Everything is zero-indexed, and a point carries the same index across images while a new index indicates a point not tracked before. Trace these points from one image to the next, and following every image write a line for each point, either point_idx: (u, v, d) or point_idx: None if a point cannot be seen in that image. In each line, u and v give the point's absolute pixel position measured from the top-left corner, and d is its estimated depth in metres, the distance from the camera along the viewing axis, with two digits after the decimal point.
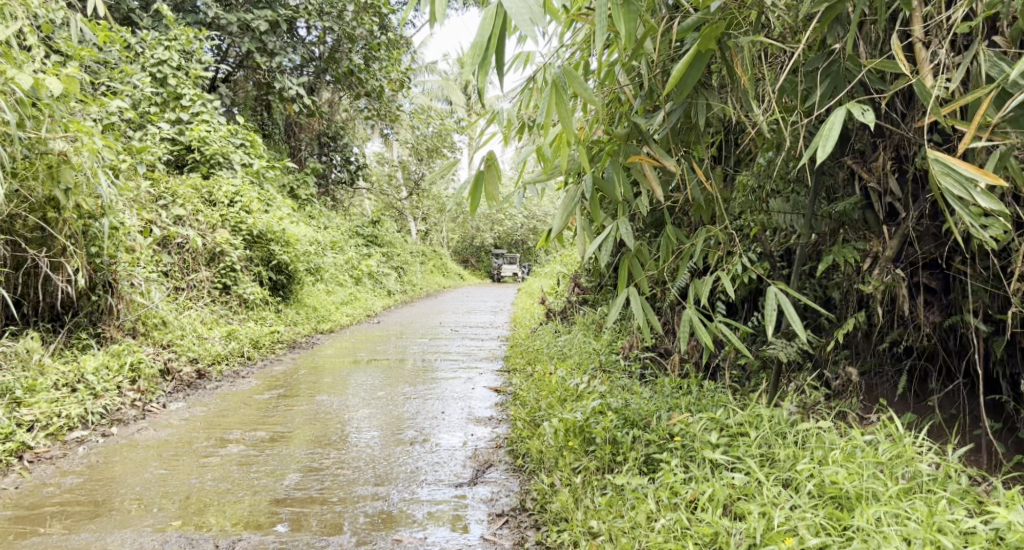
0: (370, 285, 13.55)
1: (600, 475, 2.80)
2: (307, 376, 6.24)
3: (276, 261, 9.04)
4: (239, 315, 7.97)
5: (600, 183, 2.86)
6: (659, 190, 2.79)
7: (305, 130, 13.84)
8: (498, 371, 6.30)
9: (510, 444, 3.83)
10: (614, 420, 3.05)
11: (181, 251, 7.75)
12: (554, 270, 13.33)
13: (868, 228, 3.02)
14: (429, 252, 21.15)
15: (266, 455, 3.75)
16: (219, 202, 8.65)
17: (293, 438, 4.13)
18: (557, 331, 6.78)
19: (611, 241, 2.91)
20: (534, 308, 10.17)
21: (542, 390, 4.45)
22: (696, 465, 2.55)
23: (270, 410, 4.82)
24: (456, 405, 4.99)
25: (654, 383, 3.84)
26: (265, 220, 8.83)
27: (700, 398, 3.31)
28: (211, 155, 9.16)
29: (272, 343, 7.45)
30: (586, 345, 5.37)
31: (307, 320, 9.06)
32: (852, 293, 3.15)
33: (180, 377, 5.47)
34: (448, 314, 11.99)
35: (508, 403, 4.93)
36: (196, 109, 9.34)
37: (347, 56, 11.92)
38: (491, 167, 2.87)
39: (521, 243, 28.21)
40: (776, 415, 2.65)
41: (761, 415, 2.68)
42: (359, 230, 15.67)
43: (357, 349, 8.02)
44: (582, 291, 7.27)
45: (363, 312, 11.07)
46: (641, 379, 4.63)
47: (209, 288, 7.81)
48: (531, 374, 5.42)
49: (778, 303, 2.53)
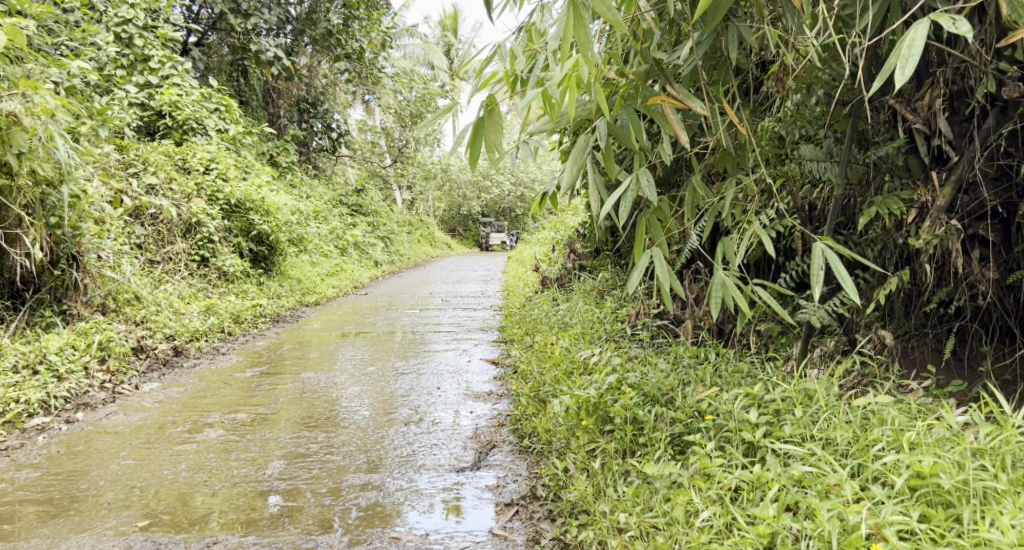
0: (356, 255, 13.15)
1: (621, 458, 2.51)
2: (292, 351, 5.91)
3: (256, 231, 8.58)
4: (219, 288, 7.57)
5: (615, 131, 2.55)
6: (683, 136, 2.47)
7: (284, 96, 13.31)
8: (494, 342, 5.99)
9: (514, 423, 3.53)
10: (633, 397, 2.74)
11: (155, 222, 7.38)
12: (545, 236, 13.00)
13: (912, 176, 2.74)
14: (415, 222, 20.74)
15: (247, 440, 3.42)
16: (193, 170, 8.24)
17: (277, 420, 3.80)
18: (554, 299, 6.46)
19: (629, 195, 2.55)
20: (526, 275, 9.86)
21: (545, 362, 4.15)
22: (733, 448, 2.25)
23: (252, 389, 4.49)
24: (451, 380, 4.68)
25: (668, 353, 3.54)
26: (243, 188, 8.42)
27: (725, 370, 3.00)
28: (183, 121, 8.69)
29: (254, 317, 7.09)
30: (588, 312, 5.07)
31: (291, 293, 8.69)
32: (893, 248, 2.85)
33: (155, 355, 5.10)
34: (437, 284, 11.66)
35: (507, 377, 4.64)
36: (166, 72, 8.85)
37: (325, 17, 11.41)
38: (491, 115, 2.50)
39: (508, 211, 27.77)
40: (821, 387, 2.36)
41: (805, 388, 2.39)
42: (342, 200, 15.20)
43: (344, 322, 7.67)
44: (578, 256, 6.95)
45: (350, 283, 10.72)
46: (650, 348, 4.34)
47: (186, 261, 7.42)
48: (530, 345, 5.11)
49: (826, 262, 2.20)
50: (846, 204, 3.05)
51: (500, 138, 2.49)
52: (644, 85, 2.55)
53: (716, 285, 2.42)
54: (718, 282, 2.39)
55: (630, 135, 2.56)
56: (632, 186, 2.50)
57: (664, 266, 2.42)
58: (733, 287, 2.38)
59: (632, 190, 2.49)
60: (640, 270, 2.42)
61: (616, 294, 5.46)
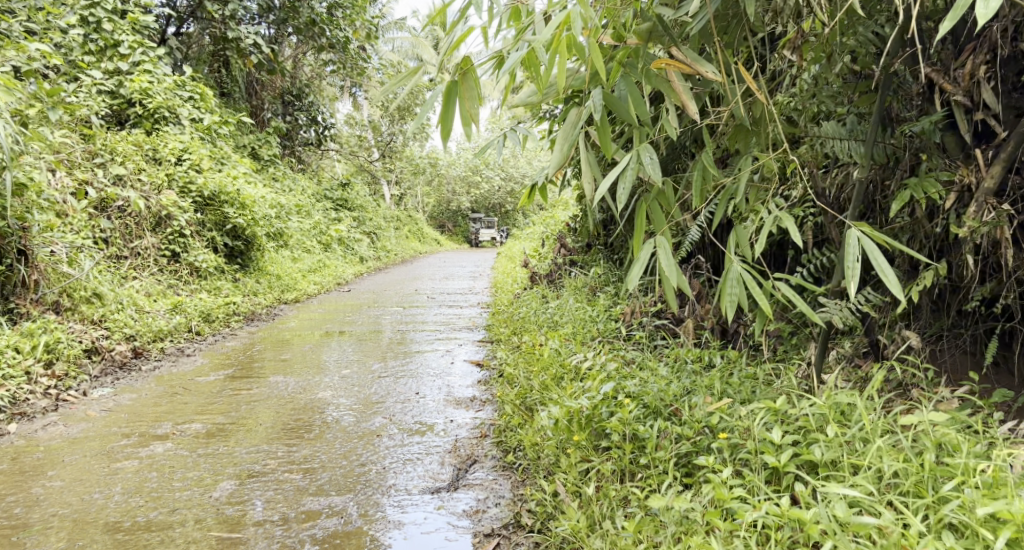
0: (340, 252, 12.73)
1: (618, 483, 2.17)
2: (263, 352, 5.52)
3: (231, 225, 8.16)
4: (190, 285, 7.17)
5: (611, 102, 2.21)
6: (692, 107, 2.13)
7: (268, 88, 12.91)
8: (479, 342, 5.62)
9: (498, 434, 3.17)
10: (633, 410, 2.38)
11: (122, 215, 6.99)
12: (535, 232, 12.64)
13: (950, 156, 2.40)
14: (403, 218, 20.33)
15: (197, 456, 3.04)
16: (165, 160, 7.84)
17: (236, 432, 3.42)
18: (544, 296, 6.10)
19: (628, 174, 2.17)
20: (515, 272, 9.49)
21: (533, 365, 3.79)
22: (753, 474, 1.90)
23: (213, 395, 4.10)
24: (432, 384, 4.32)
25: (670, 356, 3.19)
26: (217, 179, 8.02)
27: (736, 378, 2.64)
28: (155, 109, 8.28)
29: (226, 316, 6.70)
30: (581, 310, 4.71)
31: (269, 290, 8.29)
32: (926, 238, 2.52)
33: (111, 357, 4.71)
34: (424, 280, 11.27)
35: (491, 381, 4.28)
36: (137, 58, 8.42)
37: (308, 5, 11.00)
38: (466, 78, 2.16)
39: (498, 207, 27.36)
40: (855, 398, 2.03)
41: (835, 402, 2.05)
42: (327, 194, 14.77)
43: (323, 321, 7.29)
44: (569, 251, 6.62)
45: (332, 280, 10.32)
46: (648, 349, 3.99)
47: (155, 256, 7.02)
48: (518, 345, 4.75)
49: (864, 251, 1.85)
50: (871, 190, 2.72)
51: (477, 107, 2.15)
52: (644, 47, 2.21)
53: (730, 279, 2.05)
54: (732, 274, 2.02)
55: (628, 106, 2.22)
56: (631, 165, 2.13)
57: (671, 256, 2.05)
58: (752, 282, 2.00)
59: (631, 168, 2.12)
60: (642, 262, 2.05)
61: (610, 290, 5.10)
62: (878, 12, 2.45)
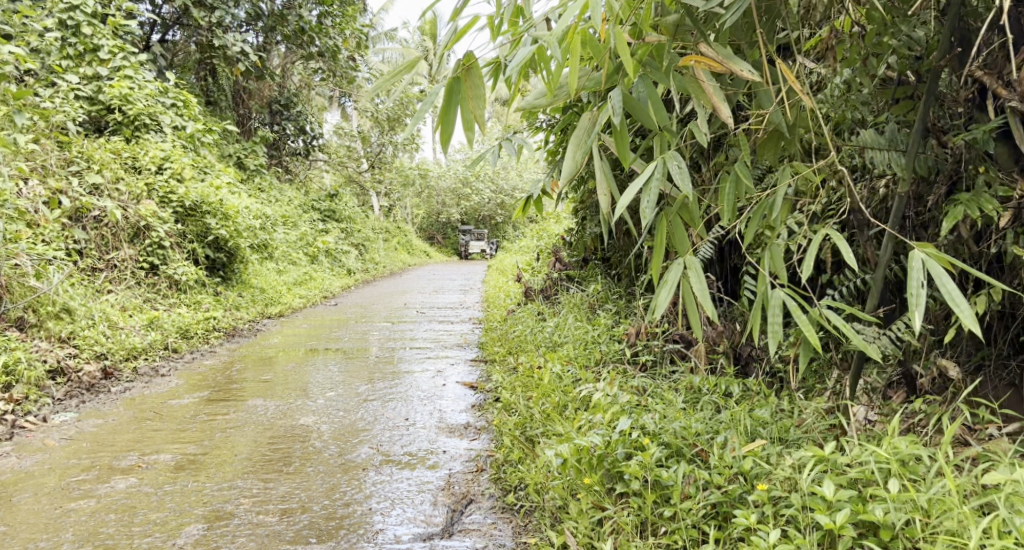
0: (327, 264, 12.41)
1: (639, 538, 1.92)
2: (244, 372, 5.21)
3: (213, 236, 7.85)
4: (169, 299, 6.84)
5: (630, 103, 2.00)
6: (724, 110, 1.88)
7: (255, 97, 12.64)
8: (472, 362, 5.35)
9: (496, 468, 2.91)
10: (653, 452, 2.13)
11: (98, 225, 6.70)
12: (527, 245, 12.37)
13: (1004, 169, 2.17)
14: (392, 230, 20.01)
15: (162, 493, 2.75)
16: (144, 169, 7.54)
17: (207, 464, 3.13)
18: (540, 313, 5.83)
19: (652, 184, 1.90)
20: (507, 286, 9.22)
21: (533, 391, 3.53)
22: (801, 535, 1.69)
23: (184, 422, 3.79)
24: (422, 409, 4.04)
25: (684, 385, 2.94)
26: (199, 189, 7.72)
27: (763, 414, 2.40)
28: (135, 116, 7.98)
29: (206, 332, 6.39)
30: (581, 329, 4.46)
31: (252, 304, 7.99)
32: (975, 259, 2.28)
33: (77, 378, 4.40)
34: (414, 294, 10.97)
35: (486, 405, 4.00)
36: (117, 63, 8.11)
37: (297, 12, 10.74)
38: (469, 76, 1.89)
39: (488, 219, 27.06)
40: (921, 444, 1.80)
41: (895, 448, 1.82)
42: (315, 205, 14.46)
43: (307, 336, 6.98)
44: (565, 266, 6.37)
45: (319, 293, 10.00)
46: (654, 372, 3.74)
47: (132, 269, 6.70)
48: (514, 367, 4.49)
49: (929, 276, 1.60)
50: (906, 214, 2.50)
51: (481, 110, 1.87)
52: (671, 44, 1.96)
53: (770, 305, 1.78)
54: (774, 300, 1.76)
55: (648, 108, 2.02)
56: (655, 175, 1.88)
57: (703, 279, 1.79)
58: (796, 308, 1.74)
59: (656, 179, 1.87)
60: (671, 285, 1.78)
61: (611, 309, 4.85)
62: (921, 10, 2.23)
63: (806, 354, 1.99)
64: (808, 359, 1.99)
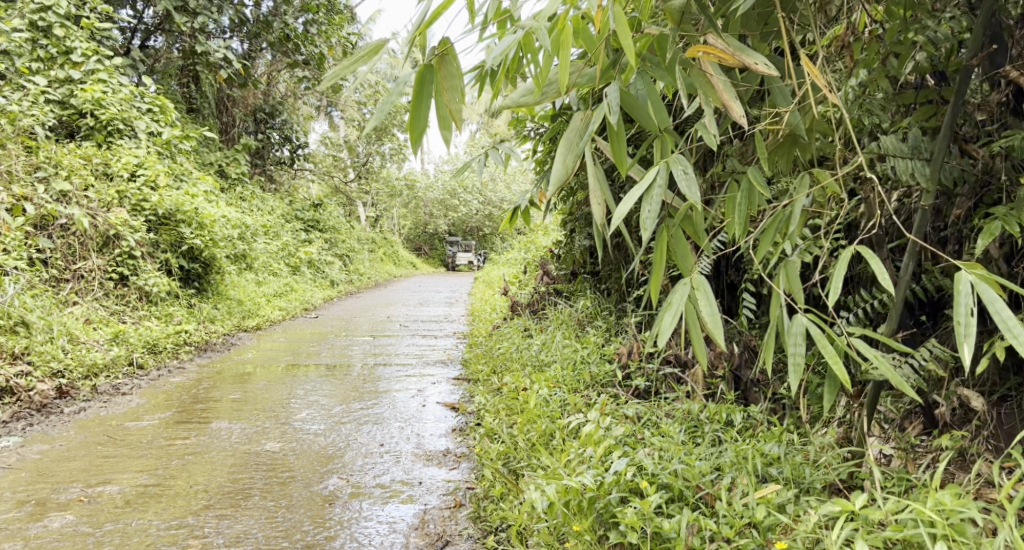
0: (309, 274, 12.10)
1: None
2: (212, 390, 4.92)
3: (187, 245, 7.54)
4: (139, 311, 6.53)
5: (629, 102, 1.79)
6: (737, 109, 1.64)
7: (239, 105, 12.37)
8: (455, 380, 5.10)
9: (477, 505, 2.66)
10: (651, 497, 1.91)
11: (65, 234, 6.39)
12: (515, 257, 12.12)
13: None
14: (378, 240, 19.70)
15: (102, 535, 2.49)
16: (116, 176, 7.23)
17: (157, 498, 2.86)
18: (526, 329, 5.59)
19: (653, 190, 1.65)
20: (494, 299, 8.97)
21: (517, 417, 3.28)
22: None
23: (140, 446, 3.51)
24: (399, 432, 3.79)
25: (681, 414, 2.72)
26: (174, 196, 7.42)
27: (768, 453, 2.18)
28: (108, 121, 7.68)
29: (176, 346, 6.09)
30: (570, 347, 4.23)
31: (227, 317, 7.70)
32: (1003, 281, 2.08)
33: (28, 399, 4.11)
34: (398, 306, 10.68)
35: (467, 429, 3.75)
36: (91, 66, 7.80)
37: (281, 19, 10.49)
38: (445, 64, 1.63)
39: (476, 230, 26.77)
40: (967, 499, 1.64)
41: (939, 505, 1.66)
42: (298, 214, 14.13)
43: (284, 351, 6.70)
44: (552, 279, 6.14)
45: (300, 305, 9.70)
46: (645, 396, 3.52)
47: (100, 279, 6.39)
48: (498, 387, 4.24)
49: (978, 302, 1.37)
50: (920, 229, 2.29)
51: (458, 104, 1.63)
52: (675, 35, 1.74)
53: (790, 333, 1.52)
54: (796, 327, 1.50)
55: (647, 108, 1.81)
56: (658, 181, 1.62)
57: (713, 302, 1.53)
58: (823, 336, 1.48)
59: (659, 185, 1.62)
60: (676, 308, 1.52)
61: (601, 325, 4.61)
62: (947, 6, 2.02)
63: (830, 387, 1.74)
64: (831, 395, 1.75)
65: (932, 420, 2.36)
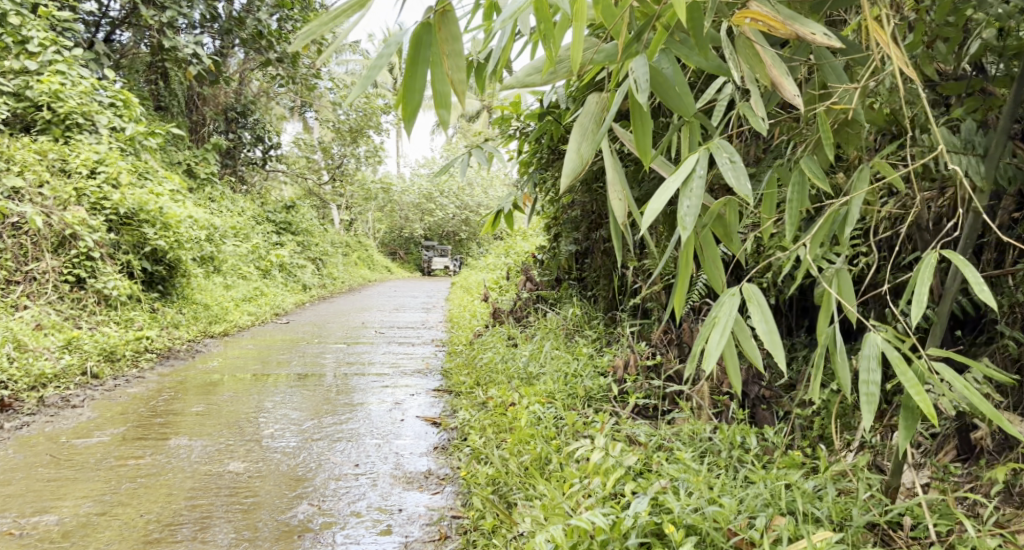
0: (280, 278, 11.65)
1: None
2: (173, 402, 4.57)
3: (150, 247, 7.13)
4: (96, 316, 6.13)
5: (659, 82, 1.56)
6: (792, 92, 1.36)
7: (209, 103, 11.95)
8: (435, 392, 4.80)
9: (464, 539, 2.38)
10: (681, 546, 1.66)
11: (16, 233, 5.99)
12: (493, 263, 11.80)
13: None
14: (352, 244, 19.25)
15: None
16: (74, 172, 6.82)
17: (99, 531, 2.53)
18: (510, 337, 5.31)
19: (691, 182, 1.40)
20: (473, 305, 8.67)
21: (507, 437, 3.00)
22: None
23: (86, 467, 3.17)
24: (376, 451, 3.48)
25: (692, 438, 2.47)
26: (136, 195, 7.01)
27: (801, 488, 1.93)
28: (66, 114, 7.26)
29: (135, 354, 5.71)
30: (560, 358, 3.96)
31: (192, 322, 7.31)
32: None
33: None
34: (373, 312, 10.32)
35: (450, 448, 3.45)
36: (49, 56, 7.36)
37: (254, 15, 10.07)
38: (447, 28, 1.36)
39: (452, 235, 26.31)
40: None
41: None
42: (269, 216, 13.68)
43: (252, 359, 6.33)
44: (536, 286, 5.87)
45: (270, 310, 9.31)
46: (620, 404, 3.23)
47: (54, 282, 5.99)
48: (483, 401, 3.95)
49: None
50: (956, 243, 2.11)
51: (460, 74, 1.34)
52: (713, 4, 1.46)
53: (862, 357, 1.30)
54: (869, 349, 1.27)
55: (677, 89, 1.58)
56: (697, 171, 1.38)
57: (768, 317, 1.31)
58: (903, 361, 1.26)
59: (699, 175, 1.37)
60: (724, 326, 1.30)
61: (591, 335, 4.36)
62: None
63: (902, 419, 1.48)
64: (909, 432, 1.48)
65: (968, 445, 2.13)
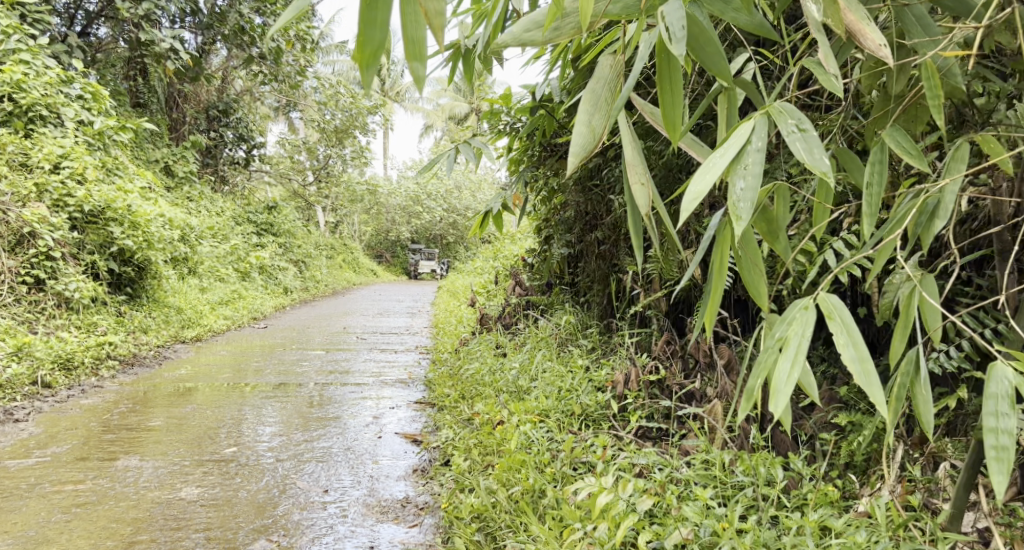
0: (260, 281, 11.22)
1: None
2: (132, 414, 4.20)
3: (117, 247, 6.71)
4: (55, 319, 5.72)
5: (693, 35, 1.24)
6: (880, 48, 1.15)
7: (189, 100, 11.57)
8: (416, 404, 4.46)
9: None
10: None
11: None
12: (481, 267, 11.44)
13: None
14: (337, 247, 18.78)
15: None
16: (36, 167, 6.41)
17: None
18: (498, 346, 4.97)
19: (744, 157, 1.15)
20: (460, 310, 8.31)
21: (495, 462, 2.66)
22: None
23: (18, 493, 2.80)
24: (348, 473, 3.13)
25: (708, 469, 2.15)
26: (103, 192, 6.60)
27: None
28: (29, 105, 6.85)
29: (95, 360, 5.31)
30: (553, 370, 3.64)
31: (163, 327, 6.91)
32: None
33: None
34: (354, 317, 9.91)
35: (430, 470, 3.11)
36: (12, 44, 6.96)
37: (235, 9, 9.67)
38: None
39: (440, 238, 25.81)
40: None
41: None
42: (251, 216, 13.13)
43: (223, 366, 5.95)
44: (525, 291, 5.54)
45: (248, 314, 8.89)
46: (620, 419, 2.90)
47: (9, 282, 5.58)
48: (468, 416, 3.61)
49: None
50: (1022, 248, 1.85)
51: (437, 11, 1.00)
52: None
53: (991, 393, 1.25)
54: (1000, 386, 1.23)
55: (716, 44, 1.25)
56: (752, 141, 1.15)
57: (854, 337, 1.19)
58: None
59: (756, 148, 1.13)
60: (795, 352, 1.17)
61: (586, 345, 4.04)
62: None
63: None
64: None
65: None
